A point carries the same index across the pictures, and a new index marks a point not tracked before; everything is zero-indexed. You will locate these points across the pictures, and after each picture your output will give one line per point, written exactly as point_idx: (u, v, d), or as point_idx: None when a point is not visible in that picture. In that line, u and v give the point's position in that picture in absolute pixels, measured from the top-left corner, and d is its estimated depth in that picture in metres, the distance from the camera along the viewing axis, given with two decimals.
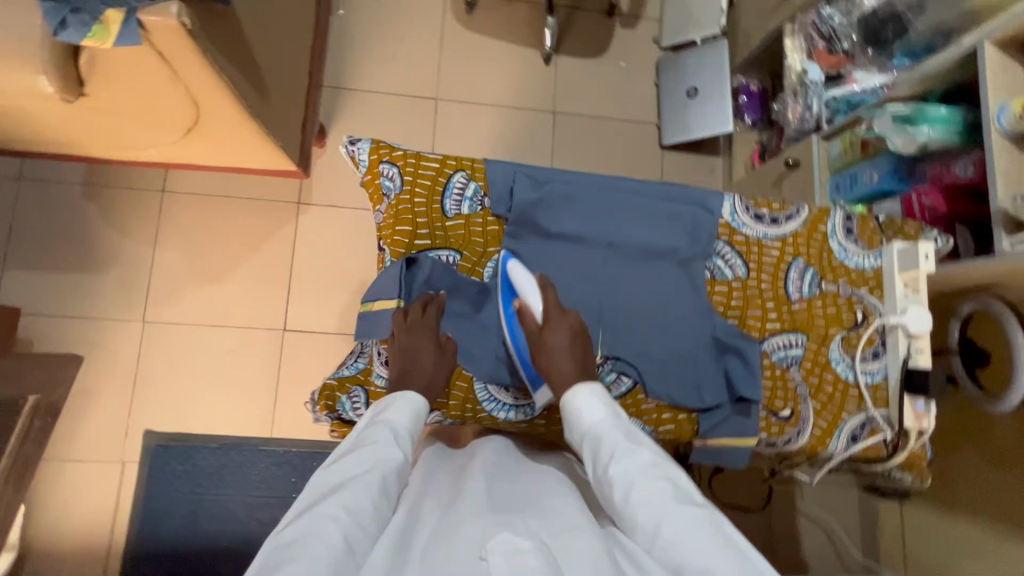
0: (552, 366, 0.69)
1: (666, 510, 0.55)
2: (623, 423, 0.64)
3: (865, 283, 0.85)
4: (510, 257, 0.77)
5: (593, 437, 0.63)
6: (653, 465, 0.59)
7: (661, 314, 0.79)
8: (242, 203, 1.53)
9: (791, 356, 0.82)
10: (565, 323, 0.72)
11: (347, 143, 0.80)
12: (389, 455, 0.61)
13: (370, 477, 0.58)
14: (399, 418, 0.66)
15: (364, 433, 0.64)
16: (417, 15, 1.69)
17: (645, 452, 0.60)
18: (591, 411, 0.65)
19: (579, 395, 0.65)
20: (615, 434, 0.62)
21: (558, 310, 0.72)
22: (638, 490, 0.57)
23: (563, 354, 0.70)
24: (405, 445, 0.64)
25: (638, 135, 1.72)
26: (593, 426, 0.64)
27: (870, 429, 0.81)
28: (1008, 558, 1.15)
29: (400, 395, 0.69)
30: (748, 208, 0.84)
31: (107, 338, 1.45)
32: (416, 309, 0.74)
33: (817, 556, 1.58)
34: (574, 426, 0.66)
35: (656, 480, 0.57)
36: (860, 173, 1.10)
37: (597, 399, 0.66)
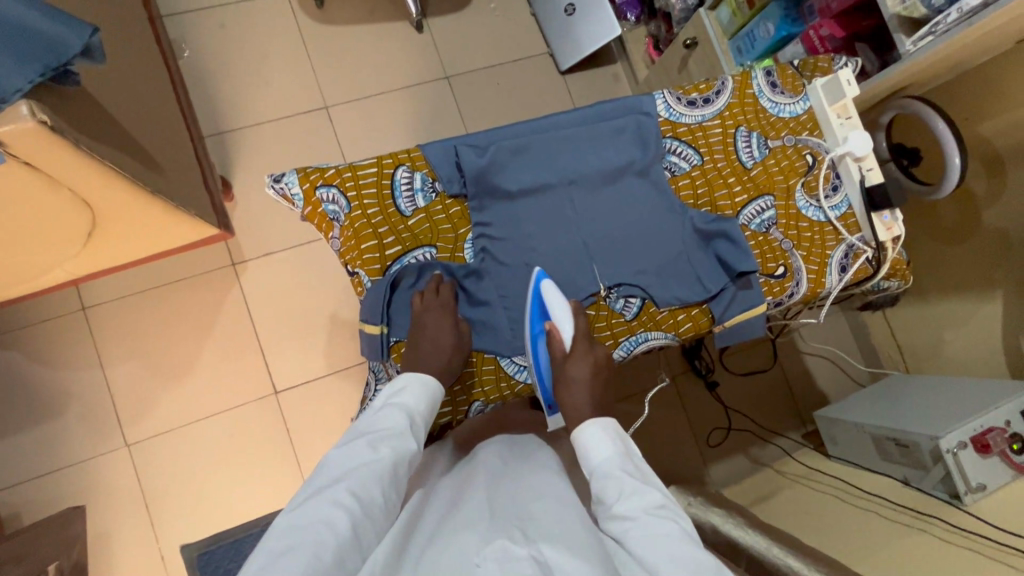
0: (571, 398, 0.68)
1: (671, 553, 0.49)
2: (631, 462, 0.61)
3: (803, 128, 0.89)
4: (544, 276, 0.74)
5: (602, 473, 0.60)
6: (660, 507, 0.55)
7: (640, 229, 0.81)
8: (173, 287, 1.42)
9: (767, 219, 0.86)
10: (592, 357, 0.71)
11: (273, 182, 0.76)
12: (402, 442, 0.60)
13: (379, 463, 0.57)
14: (413, 401, 0.65)
15: (377, 415, 0.62)
16: (270, 26, 1.56)
17: (654, 491, 0.56)
18: (601, 444, 0.63)
19: (592, 426, 0.64)
20: (623, 469, 0.59)
21: (587, 343, 0.72)
22: (642, 531, 0.52)
23: (582, 388, 0.69)
24: (419, 432, 0.63)
25: (536, 69, 1.70)
26: (602, 461, 0.61)
27: (854, 255, 0.87)
28: (986, 315, 1.29)
29: (414, 377, 0.67)
30: (679, 98, 0.85)
31: (98, 476, 1.34)
32: (445, 288, 0.74)
33: (832, 385, 1.71)
34: (582, 462, 0.63)
35: (663, 521, 0.53)
36: (757, 29, 1.15)
37: (608, 433, 0.64)
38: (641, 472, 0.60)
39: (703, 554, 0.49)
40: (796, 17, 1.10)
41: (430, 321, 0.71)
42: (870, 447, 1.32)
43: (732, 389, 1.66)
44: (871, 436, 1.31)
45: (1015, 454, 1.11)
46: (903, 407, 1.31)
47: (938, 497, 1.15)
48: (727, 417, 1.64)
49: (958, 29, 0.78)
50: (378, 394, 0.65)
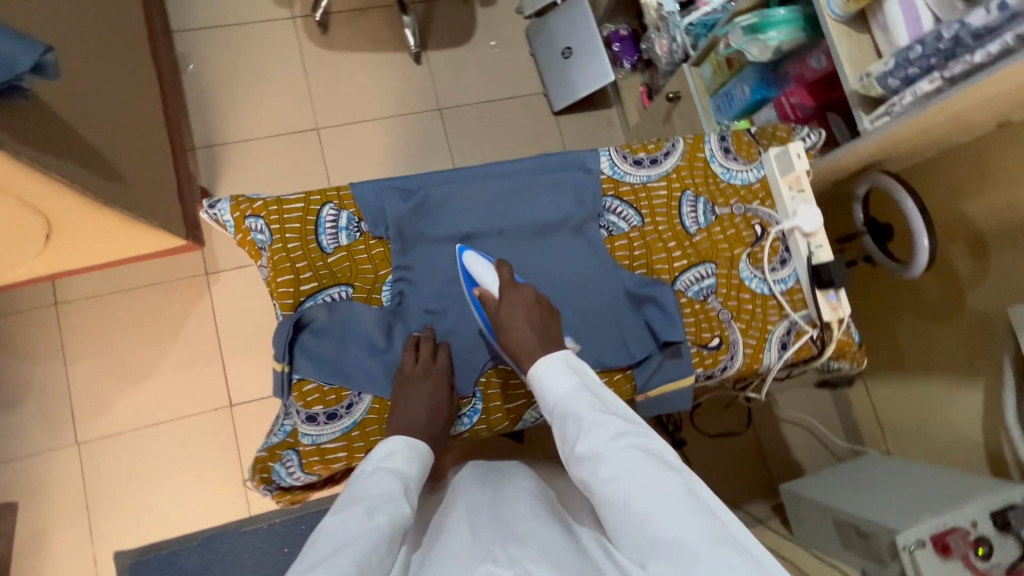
0: (516, 343, 0.66)
1: (642, 486, 0.53)
2: (590, 392, 0.61)
3: (755, 197, 0.86)
4: (464, 249, 0.75)
5: (562, 410, 0.61)
6: (622, 437, 0.56)
7: (568, 287, 0.78)
8: (144, 291, 1.44)
9: (705, 287, 0.83)
10: (523, 299, 0.69)
11: (206, 207, 0.76)
12: (398, 507, 0.56)
13: (378, 533, 0.53)
14: (405, 466, 0.62)
15: (369, 479, 0.59)
16: (272, 48, 1.61)
17: (614, 421, 0.58)
18: (557, 381, 0.62)
19: (548, 363, 0.62)
20: (584, 403, 0.59)
21: (510, 287, 0.70)
22: (610, 465, 0.55)
23: (523, 329, 0.67)
24: (413, 497, 0.60)
25: (530, 108, 1.71)
26: (560, 398, 0.61)
27: (796, 333, 0.83)
28: (967, 402, 1.22)
29: (405, 445, 0.64)
30: (625, 156, 0.84)
31: (44, 471, 1.35)
32: (426, 349, 0.72)
33: (810, 458, 1.62)
34: (542, 399, 0.63)
35: (628, 451, 0.55)
36: (733, 90, 1.15)
37: (564, 367, 0.63)
38: (602, 402, 0.60)
39: (672, 478, 0.53)
40: (772, 81, 1.08)
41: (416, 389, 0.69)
42: (831, 531, 1.24)
43: (702, 450, 1.59)
44: (833, 521, 1.23)
45: (980, 560, 1.04)
46: (871, 492, 1.24)
47: None
48: None
49: (913, 112, 0.75)
50: (367, 458, 0.62)
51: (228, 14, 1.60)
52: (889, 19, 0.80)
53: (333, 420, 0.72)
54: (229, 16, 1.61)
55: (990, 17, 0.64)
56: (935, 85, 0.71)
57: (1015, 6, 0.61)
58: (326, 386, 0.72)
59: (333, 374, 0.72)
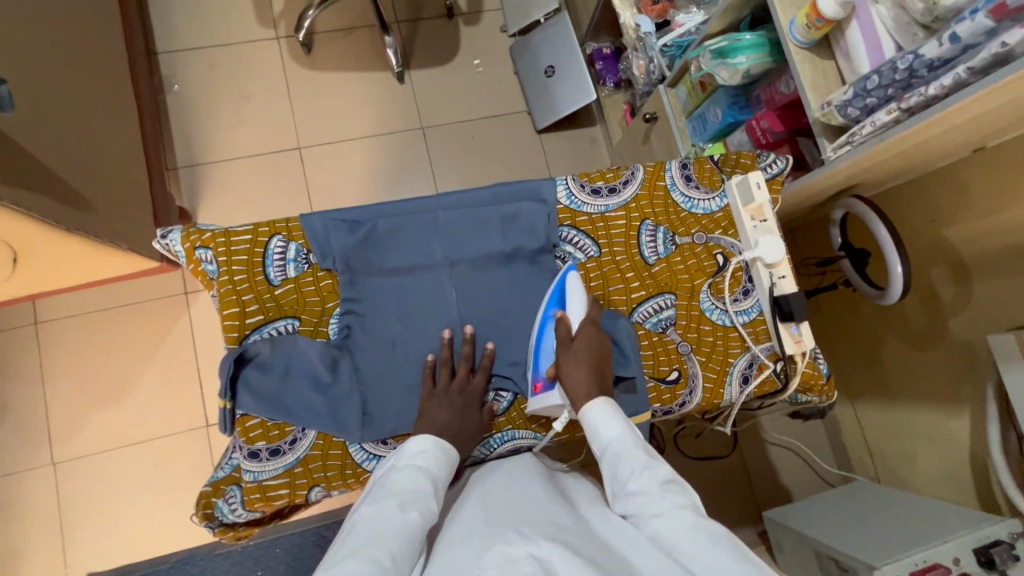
0: (570, 378, 0.67)
1: (684, 533, 0.53)
2: (639, 439, 0.63)
3: (717, 226, 0.84)
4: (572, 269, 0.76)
5: (611, 454, 0.62)
6: (671, 483, 0.57)
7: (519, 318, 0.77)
8: (123, 310, 1.44)
9: (664, 318, 0.81)
10: (596, 341, 0.70)
11: (158, 238, 0.76)
12: (427, 505, 0.58)
13: (408, 528, 0.55)
14: (435, 465, 0.63)
15: (400, 474, 0.61)
16: (256, 68, 1.62)
17: (664, 467, 0.59)
18: (609, 426, 0.63)
19: (600, 406, 0.64)
20: (634, 450, 0.61)
21: (593, 329, 0.71)
22: (656, 510, 0.56)
23: (584, 366, 0.68)
24: (441, 495, 0.61)
25: (513, 126, 1.71)
26: (611, 441, 0.63)
27: (758, 366, 0.81)
28: (954, 431, 1.18)
29: (437, 443, 0.65)
30: (583, 185, 0.82)
31: (19, 492, 1.35)
32: (463, 368, 0.73)
33: (799, 483, 1.57)
34: (591, 442, 0.65)
35: (674, 496, 0.56)
36: (706, 112, 1.13)
37: (614, 412, 0.64)
38: (649, 449, 0.62)
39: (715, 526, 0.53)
40: (744, 104, 1.07)
41: (448, 404, 0.71)
42: (813, 562, 1.20)
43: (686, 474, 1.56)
44: (814, 552, 1.19)
45: None
46: (855, 522, 1.20)
47: None
48: None
49: (872, 142, 0.74)
50: (397, 454, 0.64)
51: (214, 36, 1.62)
52: (851, 46, 0.78)
53: (275, 456, 0.71)
54: (214, 37, 1.62)
55: (942, 48, 0.63)
56: (893, 116, 0.70)
57: (966, 38, 0.60)
58: (270, 421, 0.71)
59: (276, 409, 0.71)
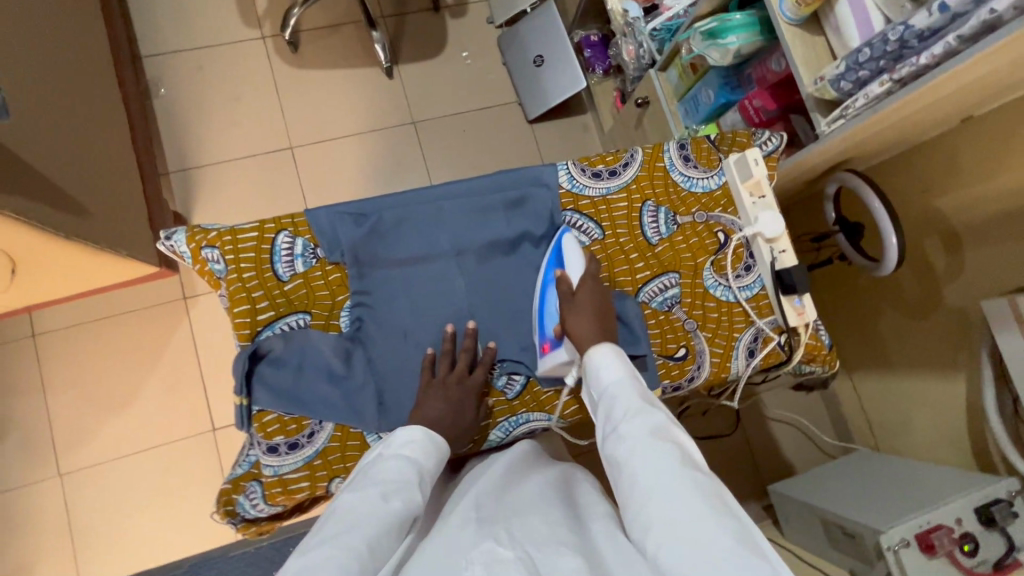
0: (577, 327, 0.68)
1: (665, 476, 0.52)
2: (638, 385, 0.62)
3: (717, 204, 0.86)
4: (565, 232, 0.78)
5: (608, 395, 0.62)
6: (660, 427, 0.56)
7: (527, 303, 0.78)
8: (121, 318, 1.43)
9: (670, 297, 0.82)
10: (598, 294, 0.71)
11: (162, 239, 0.75)
12: (412, 495, 0.56)
13: (389, 518, 0.53)
14: (421, 457, 0.62)
15: (386, 464, 0.59)
16: (243, 69, 1.61)
17: (657, 414, 0.58)
18: (610, 370, 0.64)
19: (603, 350, 0.64)
20: (629, 393, 0.60)
21: (595, 283, 0.72)
22: (639, 450, 0.54)
23: (588, 317, 0.69)
24: (426, 489, 0.60)
25: (504, 117, 1.71)
26: (609, 384, 0.62)
27: (763, 339, 0.83)
28: (950, 397, 1.21)
29: (425, 436, 0.64)
30: (584, 169, 0.83)
31: (27, 505, 1.35)
32: (463, 360, 0.73)
33: (801, 457, 1.60)
34: (591, 384, 0.65)
35: (662, 441, 0.55)
36: (699, 93, 1.14)
37: (616, 358, 0.64)
38: (646, 396, 0.61)
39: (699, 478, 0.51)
40: (735, 84, 1.08)
41: (444, 395, 0.70)
42: (819, 531, 1.23)
43: None
44: (820, 521, 1.22)
45: (966, 557, 1.02)
46: (858, 490, 1.23)
47: None
48: None
49: (865, 115, 0.76)
50: (384, 443, 0.62)
51: (198, 38, 1.60)
52: (840, 21, 0.80)
53: (293, 450, 0.71)
54: (198, 38, 1.60)
55: (932, 19, 0.64)
56: (885, 88, 0.71)
57: (954, 7, 0.62)
58: (286, 416, 0.71)
59: (292, 404, 0.71)
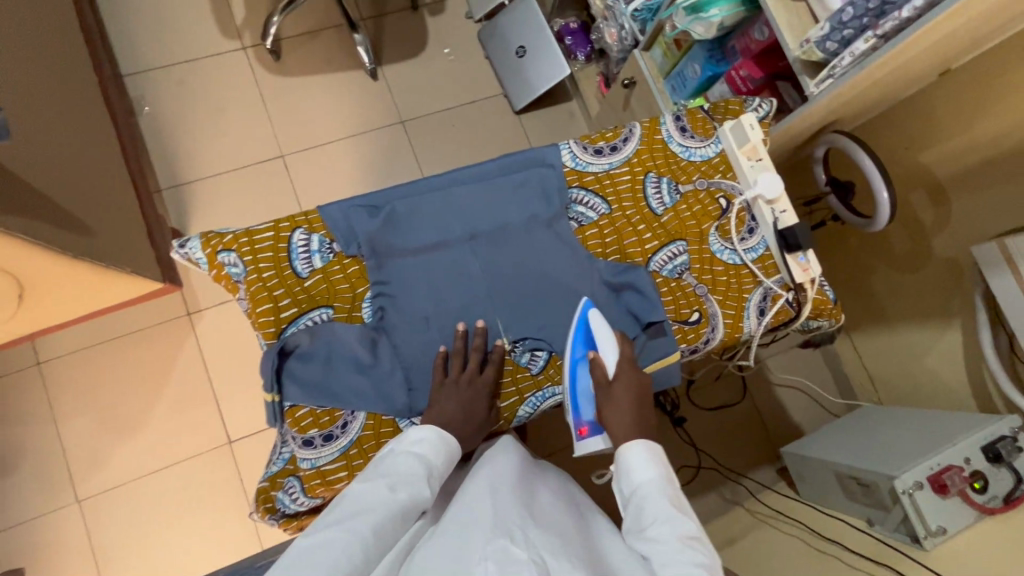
0: (616, 421, 0.70)
1: None
2: (671, 488, 0.62)
3: (716, 171, 0.88)
4: (589, 305, 0.77)
5: (639, 495, 0.62)
6: (692, 538, 0.56)
7: (542, 280, 0.80)
8: (126, 339, 1.42)
9: (679, 264, 0.84)
10: (634, 380, 0.73)
11: (176, 248, 0.76)
12: (419, 489, 0.59)
13: (395, 508, 0.56)
14: (432, 453, 0.64)
15: (397, 458, 0.62)
16: (227, 81, 1.60)
17: (688, 521, 0.58)
18: (644, 468, 0.64)
19: (638, 448, 0.65)
20: (663, 497, 0.61)
21: (629, 366, 0.74)
22: (670, 560, 0.54)
23: (629, 409, 0.70)
24: (434, 483, 0.62)
25: (491, 110, 1.72)
26: (642, 484, 0.63)
27: (772, 298, 0.85)
28: (947, 344, 1.25)
29: (437, 432, 0.66)
30: (585, 147, 0.85)
31: (47, 533, 1.34)
32: (474, 361, 0.74)
33: (808, 418, 1.64)
34: (622, 480, 0.65)
35: (693, 551, 0.55)
36: (686, 69, 1.17)
37: (651, 457, 0.65)
38: (679, 502, 0.61)
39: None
40: (720, 57, 1.11)
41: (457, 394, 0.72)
42: (833, 484, 1.27)
43: (701, 425, 1.61)
44: (834, 474, 1.25)
45: (977, 494, 1.07)
46: (866, 443, 1.27)
47: (898, 539, 1.10)
48: (697, 455, 1.58)
49: (853, 72, 0.79)
50: (398, 439, 0.65)
51: (179, 52, 1.59)
52: None
53: (329, 441, 0.72)
54: (179, 53, 1.59)
55: None
56: (870, 44, 0.75)
57: None
58: (319, 409, 0.73)
59: (323, 396, 0.73)
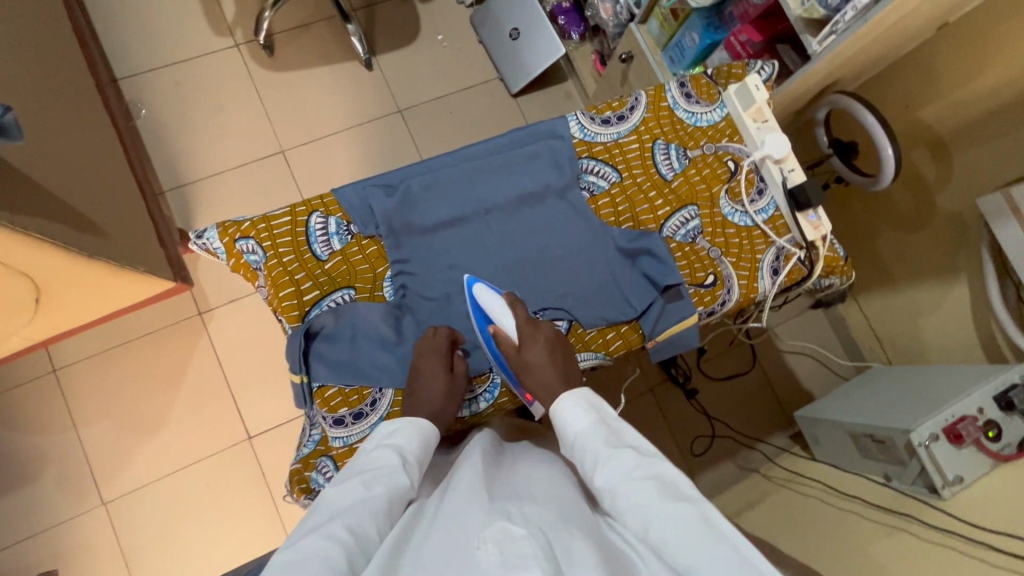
0: (539, 385, 0.68)
1: (653, 517, 0.50)
2: (607, 427, 0.61)
3: (723, 135, 0.89)
4: (473, 281, 0.75)
5: (579, 447, 0.61)
6: (638, 468, 0.55)
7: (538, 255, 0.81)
8: (139, 342, 1.43)
9: (692, 229, 0.85)
10: (541, 337, 0.70)
11: (194, 239, 0.76)
12: (396, 479, 0.57)
13: (374, 504, 0.53)
14: (405, 441, 0.62)
15: (369, 457, 0.59)
16: (222, 79, 1.60)
17: (630, 453, 0.56)
18: (575, 420, 0.63)
19: (563, 404, 0.64)
20: (597, 442, 0.59)
21: (529, 326, 0.71)
22: (619, 501, 0.53)
23: (547, 368, 0.68)
24: (413, 471, 0.60)
25: (488, 95, 1.72)
26: (577, 436, 0.61)
27: (785, 257, 0.86)
28: (955, 298, 1.26)
29: (409, 422, 0.65)
30: (593, 117, 0.86)
31: (76, 536, 1.35)
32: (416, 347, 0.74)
33: (818, 383, 1.66)
34: (563, 437, 0.64)
35: (642, 483, 0.53)
36: (683, 39, 1.17)
37: (580, 404, 0.64)
38: (615, 437, 0.59)
39: (679, 508, 0.49)
40: (718, 24, 1.11)
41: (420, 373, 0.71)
42: (849, 444, 1.28)
43: (713, 396, 1.63)
44: (849, 433, 1.27)
45: (991, 443, 1.08)
46: (879, 401, 1.28)
47: (917, 492, 1.11)
48: (711, 425, 1.60)
49: (856, 25, 0.79)
50: (371, 437, 0.63)
51: (173, 52, 1.58)
52: None
53: (359, 419, 0.73)
54: (173, 53, 1.58)
55: None
56: None
57: None
58: (347, 388, 0.74)
59: (351, 375, 0.74)
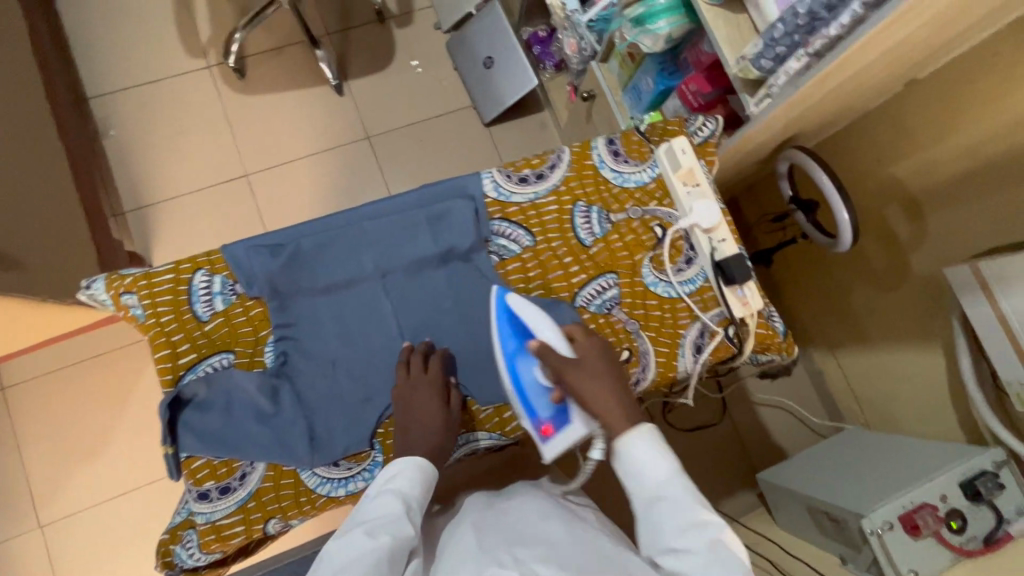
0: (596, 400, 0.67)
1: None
2: (683, 480, 0.62)
3: (652, 197, 0.83)
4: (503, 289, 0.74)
5: (657, 491, 0.62)
6: (706, 528, 0.56)
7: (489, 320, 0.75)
8: (86, 363, 1.42)
9: (609, 299, 0.79)
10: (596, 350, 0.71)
11: (81, 288, 0.73)
12: (399, 527, 0.58)
13: (376, 556, 0.55)
14: (407, 484, 0.63)
15: (374, 501, 0.61)
16: (191, 101, 1.59)
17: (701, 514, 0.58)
18: (655, 459, 0.63)
19: (644, 439, 0.64)
20: (679, 492, 0.60)
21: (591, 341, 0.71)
22: (692, 559, 0.54)
23: (605, 385, 0.68)
24: (416, 515, 0.61)
25: (460, 123, 1.68)
26: (659, 481, 0.62)
27: (710, 334, 0.79)
28: (931, 368, 1.17)
29: (406, 461, 0.65)
30: (509, 175, 0.81)
31: (9, 559, 1.34)
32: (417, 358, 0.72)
33: (789, 438, 1.57)
34: (628, 470, 0.65)
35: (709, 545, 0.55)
36: (639, 82, 1.11)
37: (656, 446, 0.64)
38: (695, 495, 0.61)
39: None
40: (673, 69, 1.05)
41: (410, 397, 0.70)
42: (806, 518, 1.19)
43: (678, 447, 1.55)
44: (805, 508, 1.18)
45: (954, 535, 0.98)
46: (842, 473, 1.19)
47: None
48: None
49: (789, 92, 0.75)
50: (374, 481, 0.64)
51: (144, 73, 1.59)
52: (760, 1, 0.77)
53: (225, 494, 0.69)
54: (143, 74, 1.59)
55: None
56: (802, 63, 0.71)
57: None
58: (216, 459, 0.70)
59: (221, 447, 0.70)
